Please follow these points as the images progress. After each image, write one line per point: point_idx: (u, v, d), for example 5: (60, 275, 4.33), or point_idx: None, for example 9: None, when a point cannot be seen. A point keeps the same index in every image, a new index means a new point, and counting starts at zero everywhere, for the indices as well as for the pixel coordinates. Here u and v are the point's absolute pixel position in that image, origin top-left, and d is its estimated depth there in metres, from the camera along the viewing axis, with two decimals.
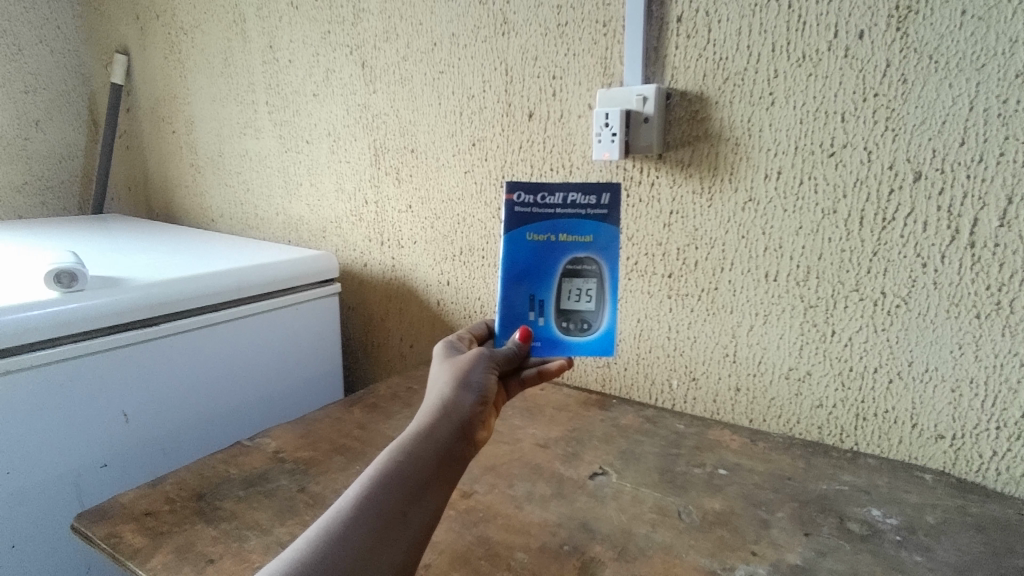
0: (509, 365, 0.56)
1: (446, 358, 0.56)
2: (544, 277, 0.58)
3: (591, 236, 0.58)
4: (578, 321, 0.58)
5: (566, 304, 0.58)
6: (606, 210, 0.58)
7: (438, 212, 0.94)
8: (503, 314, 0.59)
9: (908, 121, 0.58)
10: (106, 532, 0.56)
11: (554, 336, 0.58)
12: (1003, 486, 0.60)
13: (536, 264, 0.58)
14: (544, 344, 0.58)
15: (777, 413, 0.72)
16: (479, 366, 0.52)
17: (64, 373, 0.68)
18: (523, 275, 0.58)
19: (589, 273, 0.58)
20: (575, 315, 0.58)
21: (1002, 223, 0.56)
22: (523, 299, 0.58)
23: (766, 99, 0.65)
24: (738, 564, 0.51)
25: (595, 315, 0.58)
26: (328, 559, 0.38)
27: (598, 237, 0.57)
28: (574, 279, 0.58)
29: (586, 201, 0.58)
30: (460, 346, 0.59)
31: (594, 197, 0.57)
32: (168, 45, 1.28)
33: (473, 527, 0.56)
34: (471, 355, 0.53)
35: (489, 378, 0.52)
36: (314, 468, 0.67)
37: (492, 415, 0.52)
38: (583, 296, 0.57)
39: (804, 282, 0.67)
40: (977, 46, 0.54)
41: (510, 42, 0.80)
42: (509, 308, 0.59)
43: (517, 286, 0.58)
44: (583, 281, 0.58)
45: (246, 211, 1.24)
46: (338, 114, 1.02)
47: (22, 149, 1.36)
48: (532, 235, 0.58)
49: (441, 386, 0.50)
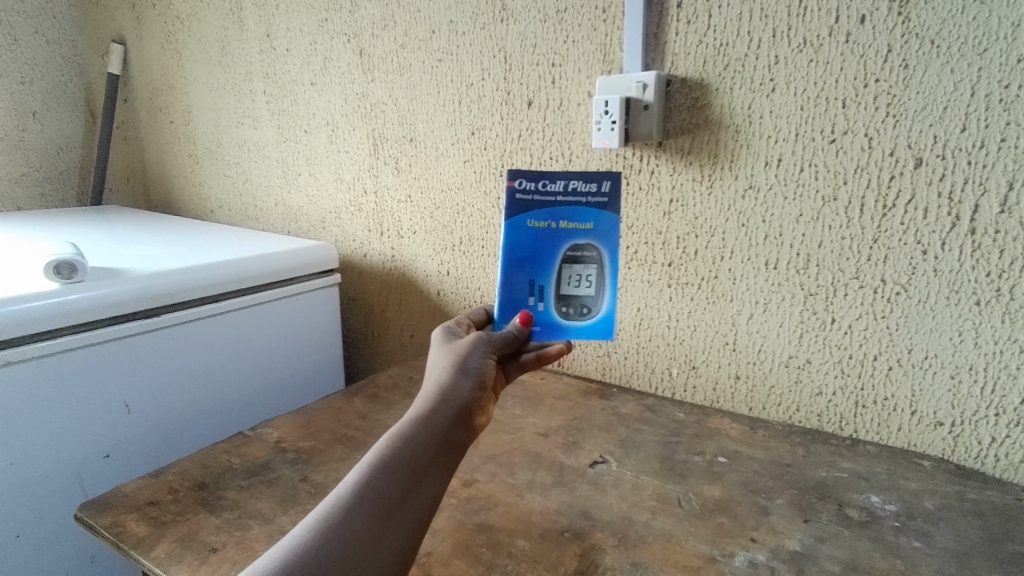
0: (508, 348, 0.55)
1: (446, 343, 0.56)
2: (544, 262, 0.58)
3: (591, 223, 0.58)
4: (578, 306, 0.58)
5: (566, 289, 0.58)
6: (607, 198, 0.58)
7: (437, 201, 0.94)
8: (502, 299, 0.59)
9: (909, 106, 0.58)
10: (111, 521, 0.56)
11: (553, 320, 0.58)
12: (1002, 472, 0.60)
13: (537, 249, 0.58)
14: (544, 328, 0.58)
15: (777, 401, 0.73)
16: (477, 352, 0.52)
17: (65, 364, 0.68)
18: (524, 260, 0.58)
19: (589, 259, 0.58)
20: (575, 300, 0.58)
21: (1002, 210, 0.55)
22: (523, 284, 0.58)
23: (767, 85, 0.64)
24: (737, 550, 0.51)
25: (596, 299, 0.58)
26: (327, 545, 0.38)
27: (599, 224, 0.58)
28: (574, 264, 0.58)
29: (587, 188, 0.58)
30: (458, 330, 0.59)
31: (594, 184, 0.58)
32: (165, 33, 1.27)
33: (475, 515, 0.56)
34: (470, 340, 0.53)
35: (487, 363, 0.52)
36: (315, 458, 0.67)
37: (491, 401, 0.53)
38: (583, 281, 0.58)
39: (804, 270, 0.67)
40: (979, 31, 0.54)
41: (509, 29, 0.80)
42: (508, 294, 0.58)
43: (518, 271, 0.58)
44: (583, 267, 0.58)
45: (245, 202, 1.24)
46: (336, 103, 1.01)
47: (20, 141, 1.36)
48: (533, 222, 0.58)
49: (439, 373, 0.51)
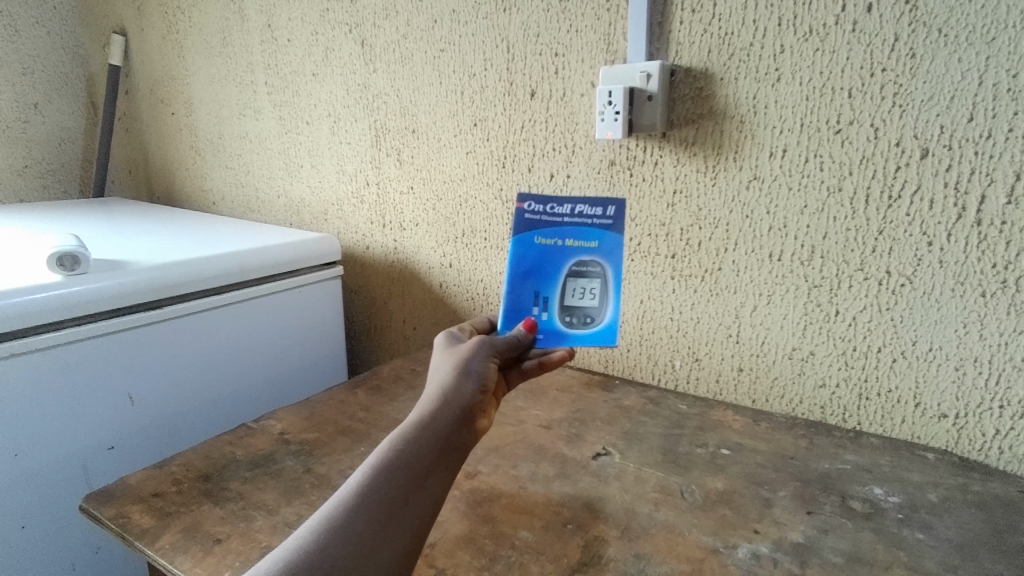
0: (510, 353, 0.55)
1: (448, 348, 0.56)
2: (549, 275, 0.59)
3: (596, 242, 0.58)
4: (582, 315, 0.58)
5: (570, 300, 0.58)
6: (611, 221, 0.59)
7: (439, 193, 0.93)
8: (507, 308, 0.59)
9: (916, 96, 0.57)
10: (115, 512, 0.56)
11: (556, 329, 0.58)
12: (1006, 464, 0.60)
13: (541, 264, 0.59)
14: (548, 336, 0.58)
15: (780, 394, 0.72)
16: (479, 354, 0.52)
17: (69, 357, 0.68)
18: (529, 274, 0.59)
19: (594, 274, 0.58)
20: (579, 310, 0.58)
21: (1009, 200, 0.55)
22: (528, 295, 0.59)
23: (772, 75, 0.64)
24: (740, 542, 0.51)
25: (600, 308, 0.57)
26: (330, 547, 0.38)
27: (604, 243, 0.58)
28: (579, 278, 0.58)
29: (593, 211, 0.59)
30: (461, 337, 0.59)
31: (600, 207, 0.58)
32: (166, 24, 1.26)
33: (478, 507, 0.56)
34: (472, 344, 0.53)
35: (488, 366, 0.52)
36: (319, 449, 0.67)
37: (493, 404, 0.52)
38: (587, 293, 0.58)
39: (808, 261, 0.66)
40: (987, 19, 0.53)
41: (511, 18, 0.79)
42: (513, 304, 0.59)
43: (523, 283, 0.59)
44: (587, 280, 0.58)
45: (248, 194, 1.23)
46: (338, 94, 1.01)
47: (22, 133, 1.36)
48: (540, 239, 0.60)
49: (442, 376, 0.51)
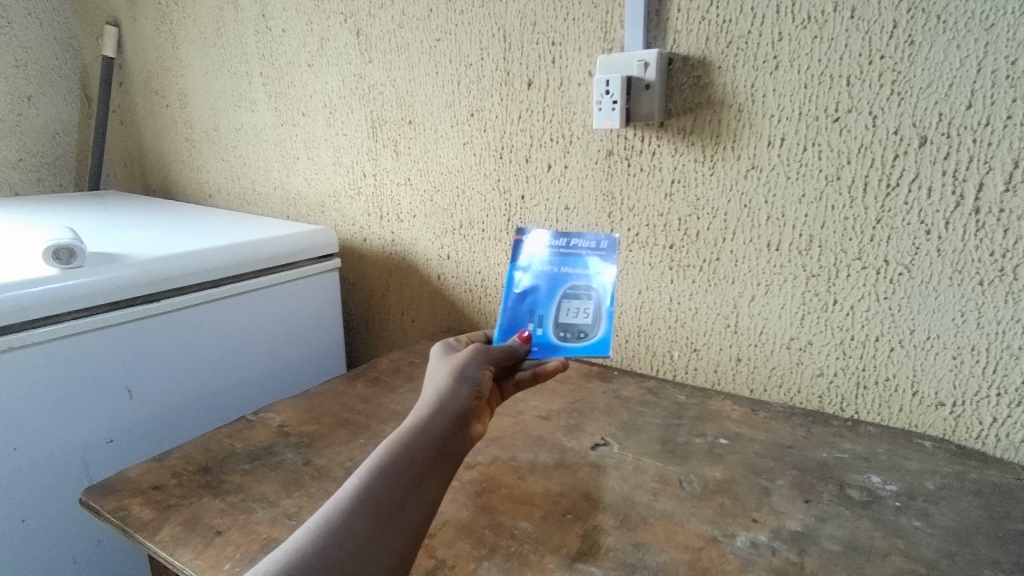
0: (508, 361, 0.56)
1: (445, 355, 0.56)
2: (545, 296, 0.62)
3: (589, 269, 0.62)
4: (576, 331, 0.59)
5: (564, 318, 0.60)
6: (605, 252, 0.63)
7: (436, 184, 0.93)
8: (504, 325, 0.62)
9: (914, 84, 0.57)
10: (115, 505, 0.56)
11: (551, 342, 0.59)
12: (1003, 451, 0.61)
13: (537, 286, 0.62)
14: (542, 348, 0.59)
15: (777, 383, 0.73)
16: (474, 361, 0.53)
17: (65, 352, 0.68)
18: (525, 294, 0.62)
19: (586, 295, 0.60)
20: (573, 326, 0.59)
21: (1007, 188, 0.55)
22: (524, 313, 0.62)
23: (769, 63, 0.63)
24: (738, 531, 0.51)
25: (593, 325, 0.59)
26: (327, 550, 0.38)
27: (597, 270, 0.62)
28: (572, 298, 0.61)
29: (588, 243, 0.63)
30: (458, 346, 0.59)
31: (594, 240, 0.63)
32: (160, 15, 1.25)
33: (477, 497, 0.56)
34: (468, 351, 0.54)
35: (483, 372, 0.52)
36: (318, 441, 0.67)
37: (487, 409, 0.53)
38: (581, 311, 0.60)
39: (806, 251, 0.66)
40: (986, 6, 0.53)
41: (508, 8, 0.78)
42: (510, 321, 0.62)
43: (520, 303, 0.62)
44: (581, 300, 0.60)
45: (244, 186, 1.23)
46: (334, 85, 1.00)
47: (16, 126, 1.35)
48: (536, 265, 0.64)
49: (439, 382, 0.51)
